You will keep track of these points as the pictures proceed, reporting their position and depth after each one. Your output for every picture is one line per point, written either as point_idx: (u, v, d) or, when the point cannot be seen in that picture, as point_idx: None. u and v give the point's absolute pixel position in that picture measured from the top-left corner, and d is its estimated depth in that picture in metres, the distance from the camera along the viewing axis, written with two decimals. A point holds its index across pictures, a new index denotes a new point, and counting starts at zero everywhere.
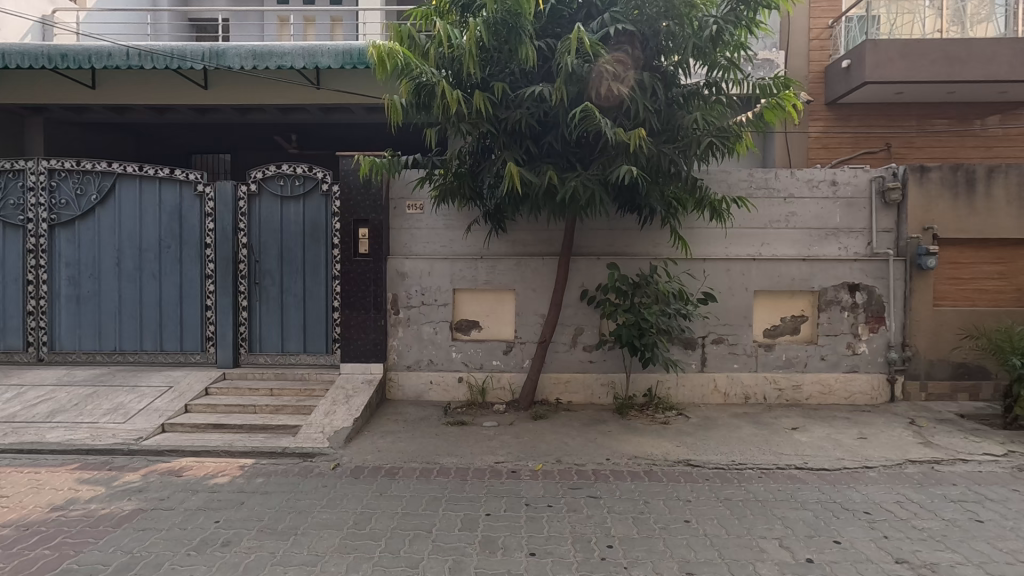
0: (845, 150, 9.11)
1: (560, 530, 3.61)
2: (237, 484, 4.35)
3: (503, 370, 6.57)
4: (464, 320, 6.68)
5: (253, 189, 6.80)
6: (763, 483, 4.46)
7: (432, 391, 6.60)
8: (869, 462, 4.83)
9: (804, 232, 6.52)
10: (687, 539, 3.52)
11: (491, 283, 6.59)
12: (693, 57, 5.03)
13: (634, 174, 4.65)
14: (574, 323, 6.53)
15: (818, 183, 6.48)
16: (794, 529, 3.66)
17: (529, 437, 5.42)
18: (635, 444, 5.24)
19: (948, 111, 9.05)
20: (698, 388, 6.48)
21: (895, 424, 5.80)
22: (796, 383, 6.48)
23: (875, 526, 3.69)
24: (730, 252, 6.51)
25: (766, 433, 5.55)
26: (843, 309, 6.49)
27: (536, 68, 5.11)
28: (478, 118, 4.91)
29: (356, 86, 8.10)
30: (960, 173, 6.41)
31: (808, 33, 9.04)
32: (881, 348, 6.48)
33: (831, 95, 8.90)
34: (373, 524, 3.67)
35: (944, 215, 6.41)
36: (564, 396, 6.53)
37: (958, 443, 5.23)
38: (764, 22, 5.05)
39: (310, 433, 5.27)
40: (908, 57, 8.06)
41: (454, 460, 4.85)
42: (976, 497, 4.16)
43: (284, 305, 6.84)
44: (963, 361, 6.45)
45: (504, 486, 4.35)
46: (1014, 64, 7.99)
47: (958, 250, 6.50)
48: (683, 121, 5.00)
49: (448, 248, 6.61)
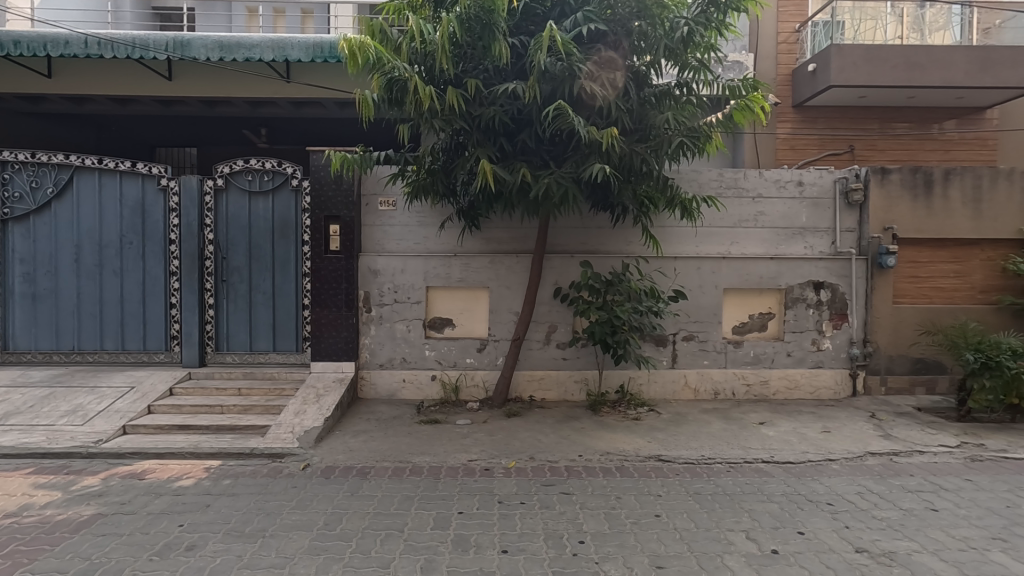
0: (811, 152, 9.36)
1: (532, 527, 3.63)
2: (203, 486, 4.24)
3: (477, 368, 6.56)
4: (438, 318, 6.65)
5: (220, 184, 6.63)
6: (732, 477, 4.56)
7: (405, 390, 6.55)
8: (832, 455, 4.97)
9: (772, 231, 6.67)
10: (658, 534, 3.57)
11: (466, 281, 6.57)
12: (664, 57, 5.09)
13: (607, 173, 4.68)
14: (548, 320, 6.55)
15: (785, 184, 6.64)
16: (761, 521, 3.75)
17: (502, 435, 5.42)
18: (608, 441, 5.29)
19: (909, 115, 9.35)
20: (669, 384, 6.59)
21: (856, 417, 6.00)
22: (764, 379, 6.64)
23: (837, 516, 3.81)
24: (701, 251, 6.63)
25: (735, 428, 5.67)
26: (809, 306, 6.67)
27: (510, 66, 5.12)
28: (451, 115, 4.89)
29: (327, 80, 7.98)
30: (919, 175, 6.63)
31: (776, 36, 9.25)
32: (844, 344, 6.68)
33: (798, 98, 9.14)
34: (344, 524, 3.63)
35: (903, 216, 6.64)
36: (537, 393, 6.56)
37: (915, 435, 5.43)
38: (733, 24, 5.12)
39: (279, 433, 5.17)
40: (872, 62, 8.32)
41: (427, 459, 4.82)
42: (932, 487, 4.33)
43: (253, 302, 6.70)
44: (921, 356, 6.70)
45: (477, 484, 4.34)
46: (969, 71, 8.33)
47: (917, 250, 6.74)
48: (655, 121, 5.08)
49: (422, 245, 6.58)
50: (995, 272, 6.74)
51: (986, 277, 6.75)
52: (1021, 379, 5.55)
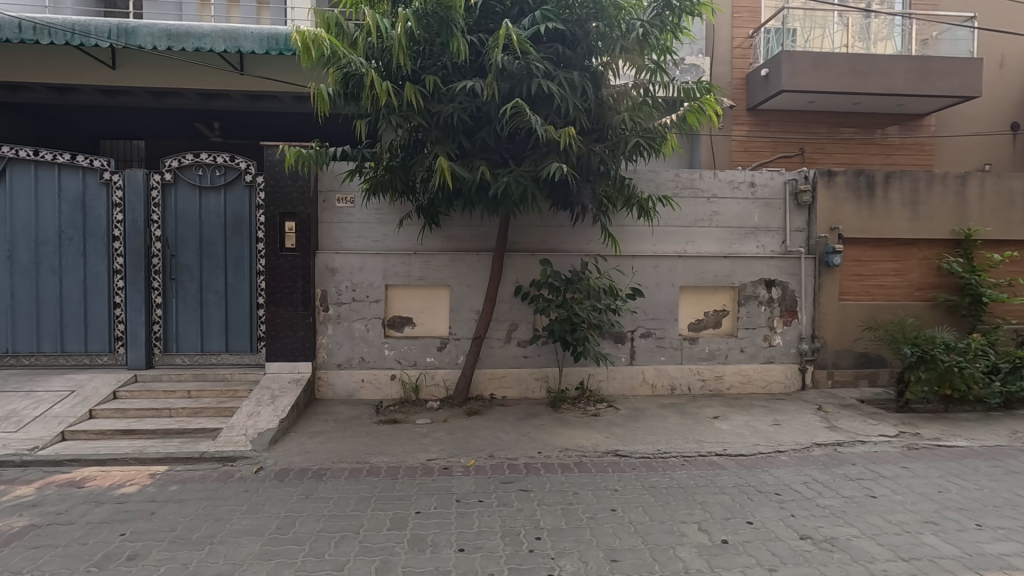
0: (764, 154, 9.66)
1: (490, 524, 3.63)
2: (148, 493, 4.07)
3: (437, 367, 6.52)
4: (398, 317, 6.58)
5: (167, 178, 6.37)
6: (686, 470, 4.68)
7: (364, 390, 6.46)
8: (781, 446, 5.16)
9: (726, 230, 6.88)
10: (613, 528, 3.63)
11: (426, 279, 6.52)
12: (621, 58, 5.15)
13: (564, 172, 4.71)
14: (509, 318, 6.57)
15: (739, 185, 6.85)
16: (712, 512, 3.86)
17: (462, 433, 5.41)
18: (567, 437, 5.34)
19: (855, 120, 9.78)
20: (628, 380, 6.70)
21: (805, 410, 6.24)
22: (718, 374, 6.83)
23: (784, 505, 3.96)
24: (658, 249, 6.77)
25: (690, 422, 5.81)
26: (761, 303, 6.89)
27: (468, 63, 5.09)
28: (409, 111, 4.84)
29: (283, 75, 7.81)
30: (863, 177, 6.94)
31: (731, 41, 9.53)
32: (793, 339, 6.94)
33: (751, 102, 9.43)
34: (297, 528, 3.55)
35: (848, 217, 6.94)
36: (498, 391, 6.57)
37: (859, 427, 5.69)
38: (688, 27, 5.24)
39: (231, 436, 5.01)
40: (820, 69, 8.67)
41: (385, 459, 4.77)
42: (872, 475, 4.55)
43: (204, 301, 6.48)
44: (864, 351, 7.02)
45: (436, 483, 4.32)
46: (909, 79, 8.76)
47: (861, 250, 7.05)
48: (613, 121, 5.15)
49: (381, 243, 6.50)
50: (931, 270, 7.10)
51: (923, 275, 7.11)
52: (953, 371, 5.89)
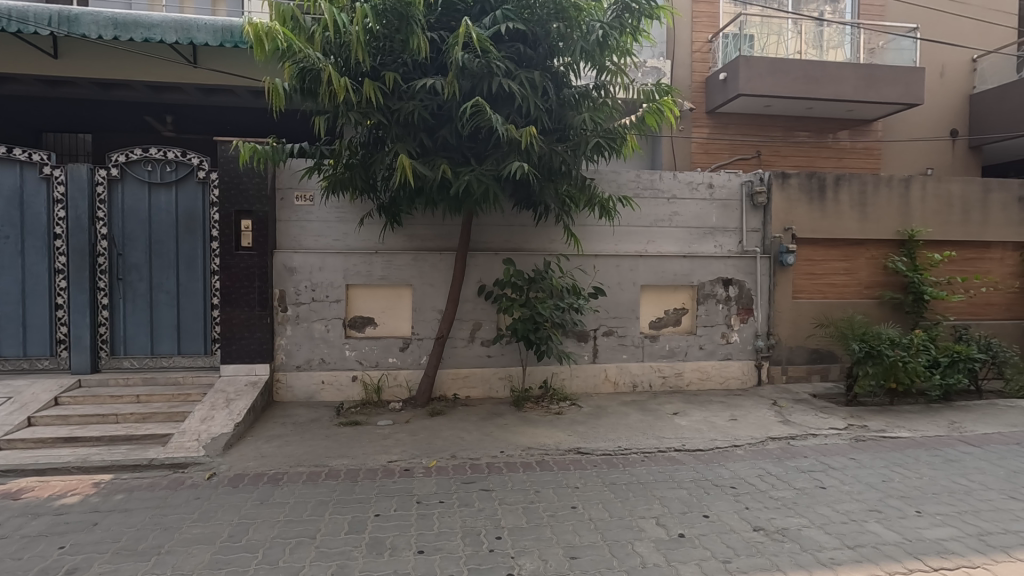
0: (723, 156, 9.90)
1: (450, 525, 3.61)
2: (91, 503, 3.89)
3: (400, 367, 6.45)
4: (359, 317, 6.47)
5: (114, 174, 6.10)
6: (645, 466, 4.75)
7: (324, 392, 6.33)
8: (737, 441, 5.30)
9: (685, 230, 7.03)
10: (573, 525, 3.66)
11: (388, 278, 6.43)
12: (582, 59, 5.20)
13: (525, 171, 4.71)
14: (472, 318, 6.55)
15: (697, 186, 7.02)
16: (670, 507, 3.93)
17: (424, 434, 5.36)
18: (530, 436, 5.36)
19: (808, 125, 10.13)
20: (591, 378, 6.77)
21: (760, 405, 6.44)
22: (678, 371, 6.97)
23: (738, 498, 4.06)
24: (619, 248, 6.86)
25: (651, 419, 5.91)
26: (719, 301, 7.07)
27: (429, 61, 5.06)
28: (369, 108, 4.77)
29: (238, 67, 7.57)
30: (815, 180, 7.19)
31: (691, 45, 9.74)
32: (750, 336, 7.15)
33: (710, 105, 9.66)
34: (251, 535, 3.45)
35: (801, 217, 7.18)
36: (462, 391, 6.54)
37: (811, 420, 5.89)
38: (647, 30, 5.32)
39: (182, 441, 4.83)
40: (775, 74, 8.95)
41: (345, 462, 4.68)
42: (822, 466, 4.71)
43: (154, 302, 6.24)
44: (816, 347, 7.28)
45: (396, 485, 4.27)
46: (857, 86, 9.14)
47: (813, 249, 7.31)
48: (574, 121, 5.20)
49: (342, 242, 6.39)
50: (878, 269, 7.42)
51: (871, 274, 7.42)
52: (898, 366, 6.17)
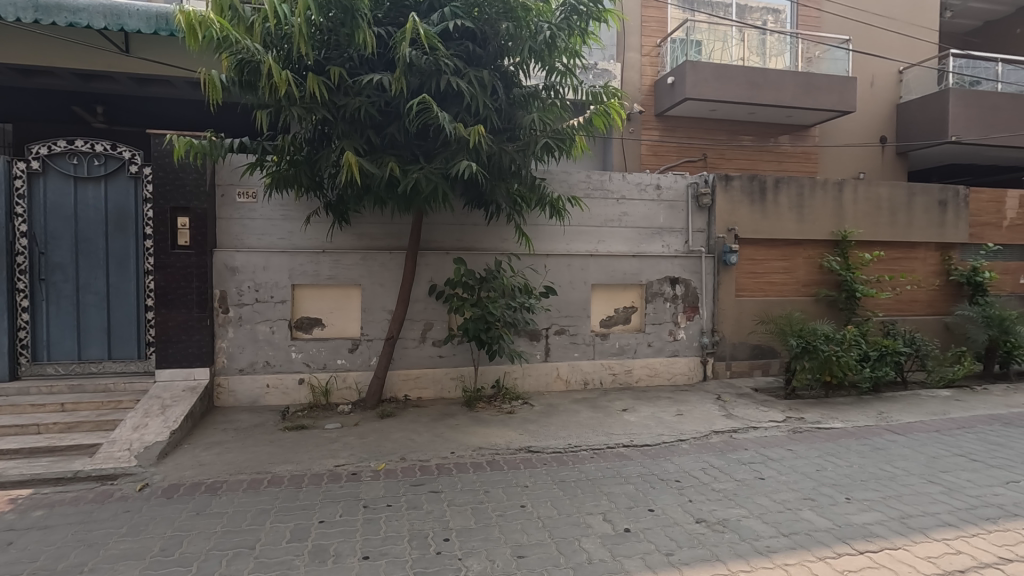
0: (671, 158, 10.17)
1: (397, 529, 3.55)
2: (6, 521, 3.62)
3: (349, 369, 6.31)
4: (306, 318, 6.28)
5: (34, 167, 5.70)
6: (594, 462, 4.82)
7: (269, 396, 6.12)
8: (683, 435, 5.45)
9: (634, 230, 7.18)
10: (521, 523, 3.67)
11: (336, 278, 6.28)
12: (531, 59, 5.22)
13: (474, 170, 4.67)
14: (423, 318, 6.48)
15: (645, 187, 7.19)
16: (617, 502, 4.00)
17: (373, 437, 5.26)
18: (481, 436, 5.34)
19: (751, 129, 10.52)
20: (542, 377, 6.82)
21: (705, 400, 6.64)
22: (628, 368, 7.11)
23: (682, 492, 4.18)
24: (571, 248, 6.94)
25: (601, 416, 6.01)
26: (666, 300, 7.27)
27: (376, 56, 4.97)
28: (313, 103, 4.64)
29: (174, 57, 7.22)
30: (755, 182, 7.48)
31: (640, 49, 9.96)
32: (695, 333, 7.38)
33: (659, 108, 9.91)
34: (185, 548, 3.29)
35: (743, 218, 7.45)
36: (413, 392, 6.46)
37: (752, 414, 6.13)
38: (595, 33, 5.39)
39: (112, 451, 4.56)
40: (719, 79, 9.27)
41: (289, 468, 4.54)
42: (761, 458, 4.91)
43: (81, 304, 5.87)
44: (758, 343, 7.58)
45: (342, 490, 4.17)
46: (796, 93, 9.56)
47: (755, 249, 7.59)
48: (523, 121, 5.21)
49: (287, 240, 6.19)
50: (815, 268, 7.78)
51: (808, 272, 7.78)
52: (832, 360, 6.50)
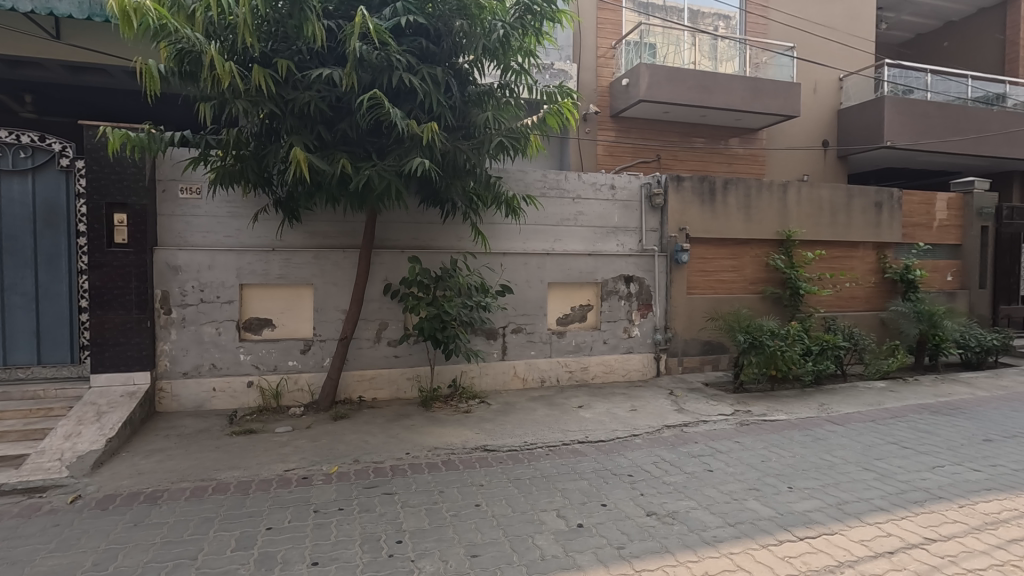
0: (626, 158, 10.37)
1: (348, 533, 3.48)
2: None
3: (301, 370, 6.14)
4: (255, 319, 6.08)
5: None
6: (550, 459, 4.86)
7: (215, 400, 5.89)
8: (636, 431, 5.56)
9: (590, 229, 7.27)
10: (476, 523, 3.66)
11: (286, 278, 6.10)
12: (485, 58, 5.23)
13: (427, 168, 4.62)
14: (378, 318, 6.38)
15: (600, 186, 7.29)
16: (571, 498, 4.05)
17: (326, 440, 5.14)
18: (437, 436, 5.31)
19: (703, 131, 10.83)
20: (499, 375, 6.83)
21: (658, 395, 6.80)
22: (584, 365, 7.20)
23: (634, 485, 4.27)
24: (527, 247, 6.97)
25: (557, 413, 6.07)
26: (621, 298, 7.40)
27: (327, 50, 4.85)
28: (259, 97, 4.49)
29: (110, 45, 6.86)
30: (706, 183, 7.70)
31: (596, 50, 10.10)
32: (649, 330, 7.55)
33: (614, 109, 10.08)
34: (120, 561, 3.13)
35: (694, 218, 7.66)
36: (368, 393, 6.35)
37: (702, 408, 6.32)
38: (550, 33, 5.42)
39: (41, 462, 4.29)
40: (672, 82, 9.50)
41: (236, 474, 4.39)
42: (710, 450, 5.06)
43: (7, 306, 5.51)
44: (708, 339, 7.82)
45: (292, 495, 4.06)
46: (744, 97, 9.89)
47: (706, 248, 7.82)
48: (477, 119, 5.20)
49: (234, 238, 5.97)
50: (762, 267, 8.08)
51: (755, 271, 8.06)
52: (777, 355, 6.77)
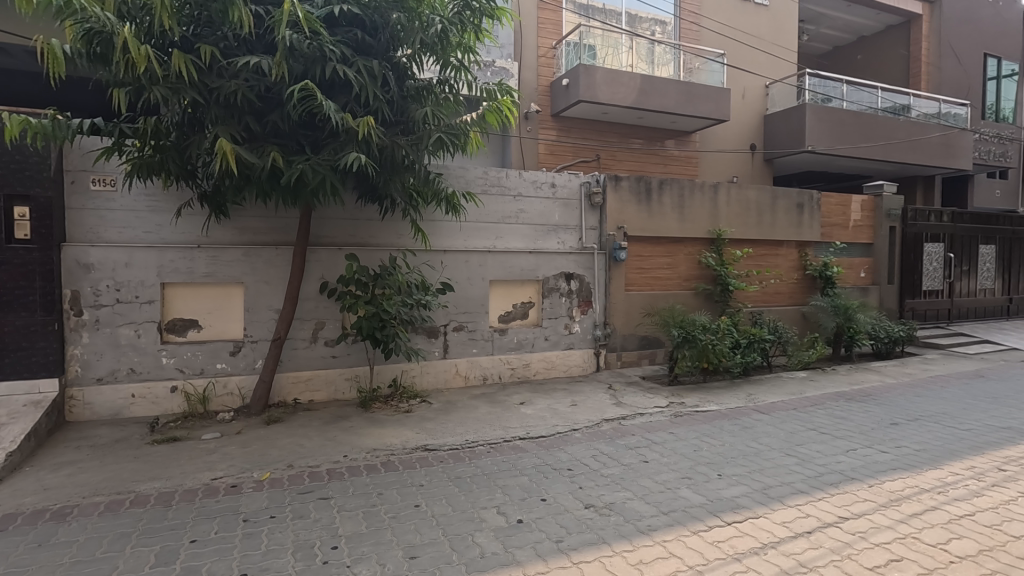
0: (567, 157, 10.52)
1: (280, 541, 3.35)
2: None
3: (230, 374, 5.85)
4: (178, 320, 5.73)
5: None
6: (491, 457, 4.87)
7: (135, 407, 5.52)
8: (576, 425, 5.66)
9: (531, 227, 7.33)
10: (415, 524, 3.61)
11: (213, 276, 5.78)
12: (424, 52, 5.14)
13: (363, 163, 4.50)
14: (314, 317, 6.17)
15: (541, 185, 7.36)
16: (511, 494, 4.07)
17: (257, 445, 4.93)
18: (376, 437, 5.19)
19: (640, 132, 11.15)
20: (441, 374, 6.77)
21: (598, 389, 6.96)
22: (526, 362, 7.26)
23: (573, 479, 4.34)
24: (468, 244, 6.94)
25: (498, 410, 6.09)
26: (562, 295, 7.50)
27: (255, 37, 4.64)
28: (180, 84, 4.23)
29: (6, 22, 6.27)
30: (642, 183, 7.93)
31: (537, 50, 10.19)
32: (589, 327, 7.70)
33: (555, 108, 10.21)
34: None
35: (631, 217, 7.87)
36: (303, 396, 6.13)
37: (639, 401, 6.52)
38: (489, 30, 5.40)
39: None
40: (610, 84, 9.72)
41: (157, 485, 4.12)
42: (647, 442, 5.22)
43: None
44: (645, 334, 8.06)
45: (220, 504, 3.86)
46: (679, 100, 10.25)
47: (643, 246, 8.05)
48: (416, 115, 5.11)
49: (155, 234, 5.61)
50: (694, 264, 8.41)
51: (689, 268, 8.38)
52: (708, 348, 7.08)
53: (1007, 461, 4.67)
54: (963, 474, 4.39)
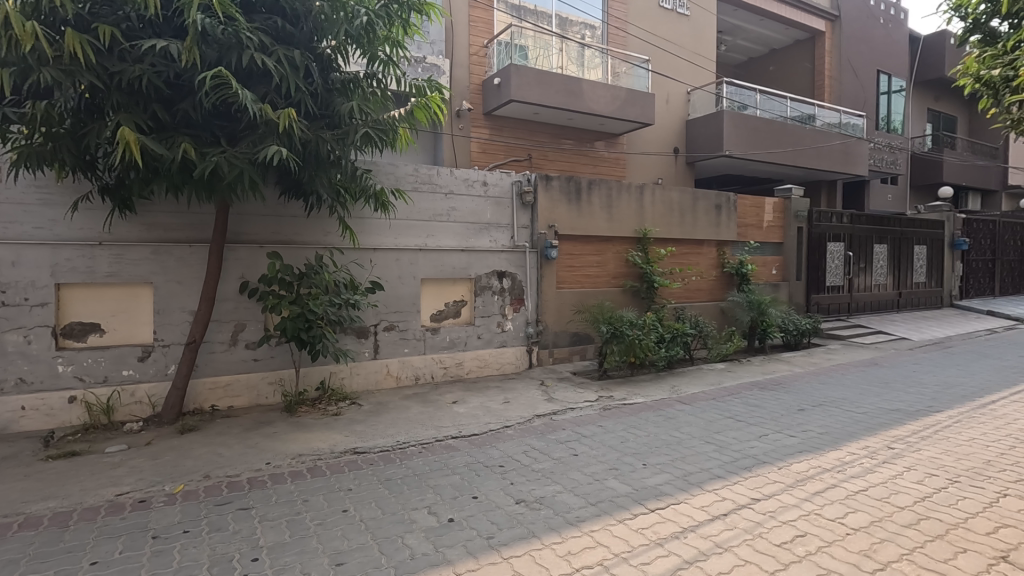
0: (500, 156, 10.57)
1: (194, 557, 3.15)
2: None
3: (139, 381, 5.43)
4: (77, 324, 5.25)
5: None
6: (422, 457, 4.81)
7: (25, 420, 5.01)
8: (508, 422, 5.71)
9: (463, 225, 7.31)
10: (342, 529, 3.51)
11: (118, 276, 5.35)
12: (349, 44, 4.99)
13: (284, 157, 4.30)
14: (233, 318, 5.85)
15: (473, 183, 7.35)
16: (443, 494, 4.04)
17: (170, 456, 4.61)
18: (302, 442, 5.00)
19: (570, 133, 11.38)
20: (371, 375, 6.61)
21: (530, 386, 7.05)
22: (458, 360, 7.24)
23: (505, 475, 4.38)
24: (398, 242, 6.82)
25: (431, 410, 6.02)
26: (494, 293, 7.54)
27: (163, 20, 4.33)
28: (75, 66, 3.88)
29: None
30: (572, 183, 8.10)
31: (468, 48, 10.16)
32: (521, 324, 7.78)
33: (487, 107, 10.23)
34: None
35: (562, 217, 8.03)
36: (222, 402, 5.80)
37: (570, 396, 6.66)
38: (418, 25, 5.32)
39: None
40: (541, 84, 9.86)
41: (51, 505, 3.76)
42: (577, 436, 5.34)
43: None
44: (576, 330, 8.24)
45: (126, 522, 3.58)
46: (606, 103, 10.55)
47: (573, 245, 8.23)
48: (341, 108, 4.96)
49: (47, 230, 5.12)
50: (622, 262, 8.68)
51: (617, 265, 8.64)
52: (635, 343, 7.35)
53: (896, 439, 5.16)
54: (859, 453, 4.81)
